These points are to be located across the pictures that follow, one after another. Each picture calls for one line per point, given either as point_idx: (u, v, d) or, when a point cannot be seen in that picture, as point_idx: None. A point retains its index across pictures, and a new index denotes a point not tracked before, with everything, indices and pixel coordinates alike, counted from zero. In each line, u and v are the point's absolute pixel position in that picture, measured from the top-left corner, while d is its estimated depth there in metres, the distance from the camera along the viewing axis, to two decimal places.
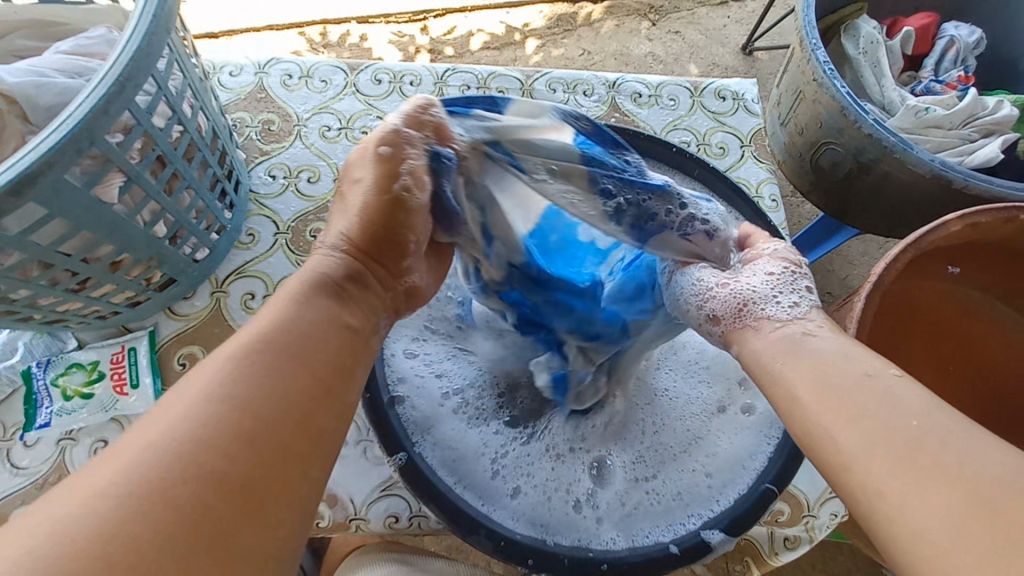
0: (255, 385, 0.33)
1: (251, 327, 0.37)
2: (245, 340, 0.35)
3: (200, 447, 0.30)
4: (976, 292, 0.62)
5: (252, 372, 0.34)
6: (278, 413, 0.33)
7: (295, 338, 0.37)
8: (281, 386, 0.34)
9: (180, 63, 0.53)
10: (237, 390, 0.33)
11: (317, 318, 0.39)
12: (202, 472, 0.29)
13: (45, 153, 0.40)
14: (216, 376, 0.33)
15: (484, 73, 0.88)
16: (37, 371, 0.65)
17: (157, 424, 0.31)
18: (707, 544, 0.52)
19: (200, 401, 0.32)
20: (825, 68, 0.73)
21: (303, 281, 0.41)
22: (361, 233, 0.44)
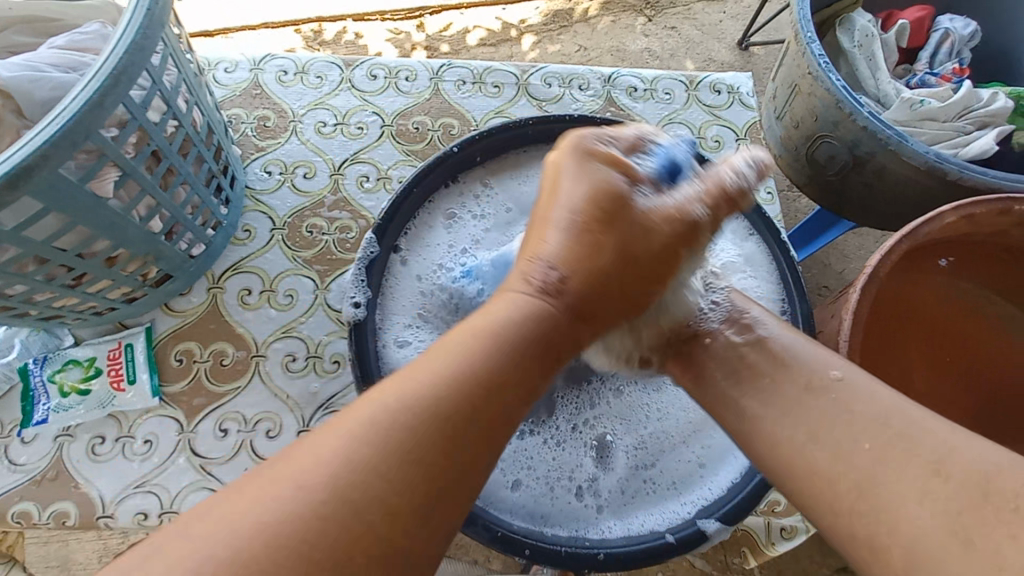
0: (421, 441, 0.32)
1: (434, 364, 0.35)
2: (420, 382, 0.34)
3: (347, 496, 0.29)
4: (969, 284, 0.63)
5: (435, 443, 0.32)
6: (425, 486, 0.31)
7: (472, 395, 0.34)
8: (439, 448, 0.32)
9: (175, 57, 0.53)
10: (411, 446, 0.31)
11: (491, 371, 0.35)
12: (344, 518, 0.29)
13: (41, 147, 0.40)
14: (406, 431, 0.32)
15: (480, 68, 0.88)
16: (34, 367, 0.65)
17: (337, 442, 0.31)
18: (702, 534, 0.52)
19: (388, 457, 0.31)
20: (821, 62, 0.73)
21: (503, 327, 0.37)
22: (579, 280, 0.40)
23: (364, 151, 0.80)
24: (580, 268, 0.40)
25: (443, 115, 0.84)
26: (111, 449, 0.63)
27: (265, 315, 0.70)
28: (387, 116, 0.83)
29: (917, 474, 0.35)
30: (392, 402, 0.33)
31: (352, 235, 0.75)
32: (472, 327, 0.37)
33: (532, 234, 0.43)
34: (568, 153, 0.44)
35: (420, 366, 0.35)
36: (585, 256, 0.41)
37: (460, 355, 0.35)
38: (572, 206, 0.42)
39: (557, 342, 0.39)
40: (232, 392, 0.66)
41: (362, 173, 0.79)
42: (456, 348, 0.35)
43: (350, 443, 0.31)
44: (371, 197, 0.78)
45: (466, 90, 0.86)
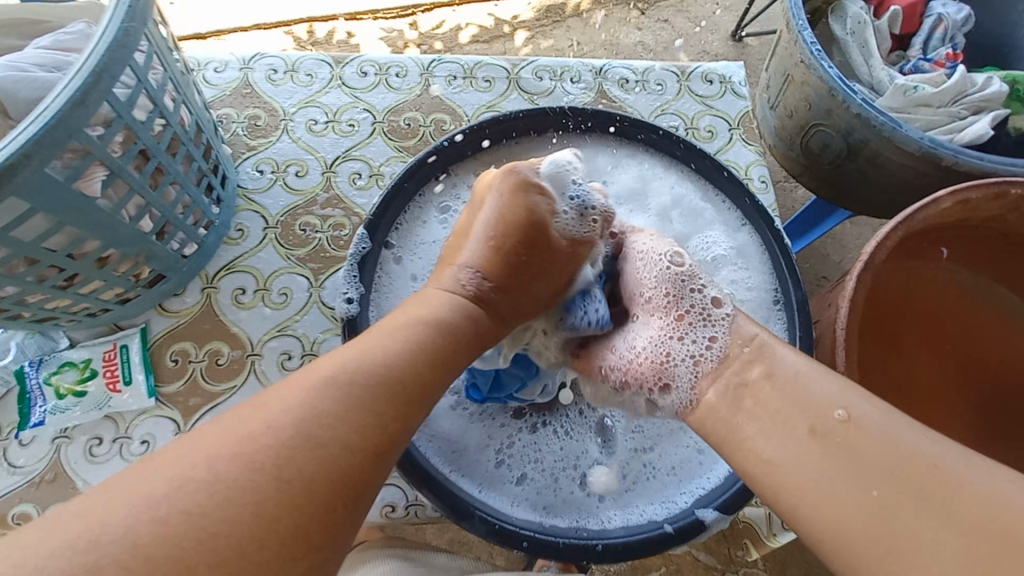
0: (349, 402, 0.33)
1: (363, 343, 0.38)
2: (357, 356, 0.36)
3: (278, 447, 0.30)
4: (966, 272, 0.63)
5: (363, 401, 0.34)
6: (359, 442, 0.33)
7: (395, 366, 0.37)
8: (371, 408, 0.34)
9: (161, 56, 0.53)
10: (337, 404, 0.33)
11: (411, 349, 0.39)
12: (276, 466, 0.30)
13: (24, 145, 0.40)
14: (336, 392, 0.34)
15: (471, 63, 0.88)
16: (29, 370, 0.65)
17: (284, 397, 0.33)
18: (701, 524, 0.52)
19: (317, 406, 0.33)
20: (813, 50, 0.73)
21: (434, 317, 0.43)
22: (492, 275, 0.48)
23: (356, 148, 0.80)
24: (496, 268, 0.49)
25: (435, 111, 0.84)
26: (108, 450, 0.63)
27: (260, 314, 0.70)
28: (379, 113, 0.83)
29: (909, 464, 0.35)
30: (328, 371, 0.35)
31: (345, 232, 0.75)
32: (392, 320, 0.41)
33: (453, 245, 0.51)
34: (498, 182, 0.52)
35: (350, 345, 0.38)
36: (498, 263, 0.49)
37: (391, 338, 0.39)
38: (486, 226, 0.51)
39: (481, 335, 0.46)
40: (228, 391, 0.66)
41: (355, 170, 0.79)
42: (399, 330, 0.40)
43: (300, 398, 0.32)
44: (363, 194, 0.77)
45: (457, 85, 0.86)
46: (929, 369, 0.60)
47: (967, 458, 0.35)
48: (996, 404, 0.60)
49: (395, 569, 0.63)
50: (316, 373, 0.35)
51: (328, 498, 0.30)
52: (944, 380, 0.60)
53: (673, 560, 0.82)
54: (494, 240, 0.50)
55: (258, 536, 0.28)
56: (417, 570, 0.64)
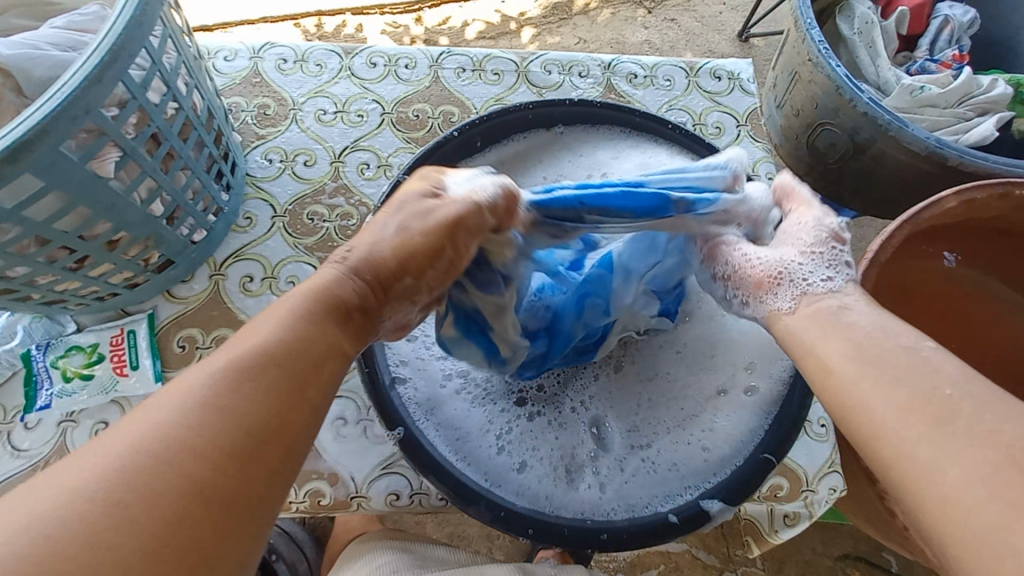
0: (225, 394, 0.32)
1: (236, 341, 0.36)
2: (227, 353, 0.35)
3: (150, 451, 0.29)
4: (977, 275, 0.63)
5: (236, 388, 0.33)
6: (240, 432, 0.32)
7: (274, 357, 0.35)
8: (247, 399, 0.33)
9: (175, 40, 0.54)
10: (215, 397, 0.32)
11: (296, 341, 0.36)
12: (146, 474, 0.29)
13: (41, 121, 0.41)
14: (197, 388, 0.32)
15: (479, 55, 0.88)
16: (37, 353, 0.65)
17: (150, 412, 0.31)
18: (705, 513, 0.53)
19: (182, 411, 0.31)
20: (820, 48, 0.73)
21: (310, 297, 0.39)
22: (383, 260, 0.43)
23: (364, 139, 0.80)
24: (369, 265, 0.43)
25: (443, 102, 0.84)
26: None
27: (267, 302, 0.70)
28: (387, 104, 0.83)
29: None
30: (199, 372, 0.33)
31: (352, 222, 0.75)
32: (273, 316, 0.38)
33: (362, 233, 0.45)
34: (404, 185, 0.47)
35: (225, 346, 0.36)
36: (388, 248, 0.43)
37: (268, 331, 0.36)
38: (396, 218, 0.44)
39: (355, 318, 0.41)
40: None
41: (363, 160, 0.79)
42: (265, 316, 0.37)
43: (159, 414, 0.31)
44: (371, 184, 0.78)
45: (466, 78, 0.86)
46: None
47: None
48: None
49: (399, 559, 0.63)
50: (173, 391, 0.32)
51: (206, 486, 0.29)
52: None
53: (671, 558, 0.83)
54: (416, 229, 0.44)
55: (148, 538, 0.27)
56: (421, 560, 0.64)
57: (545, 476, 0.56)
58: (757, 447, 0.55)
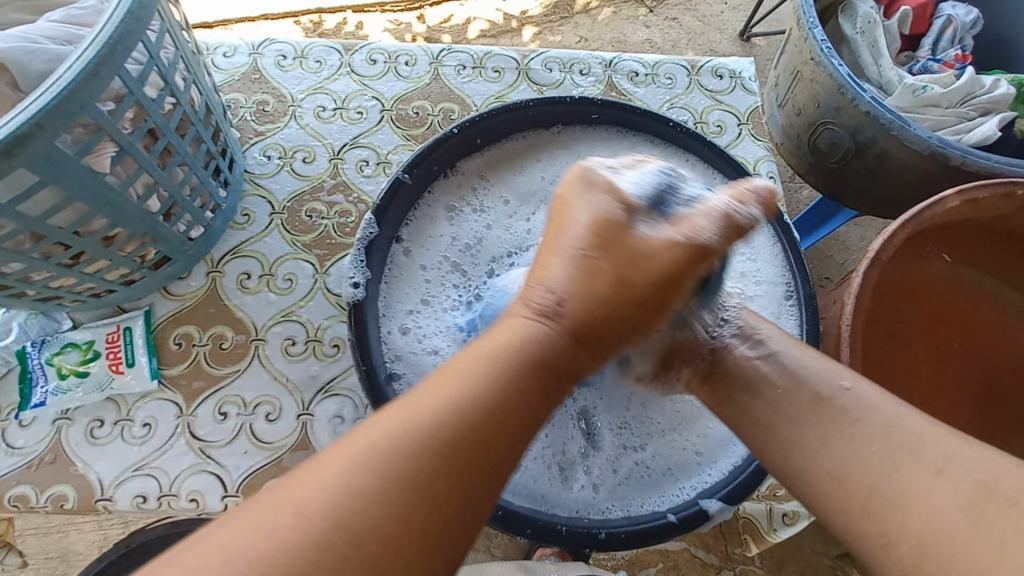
0: (404, 470, 0.29)
1: (420, 399, 0.32)
2: (401, 417, 0.31)
3: (342, 528, 0.27)
4: (979, 276, 0.62)
5: (427, 469, 0.30)
6: (425, 515, 0.29)
7: (454, 431, 0.31)
8: (431, 479, 0.30)
9: (173, 34, 0.53)
10: (405, 471, 0.29)
11: (477, 409, 0.32)
12: (328, 557, 0.26)
13: (35, 115, 0.40)
14: (390, 456, 0.29)
15: (480, 53, 0.87)
16: (33, 350, 0.64)
17: (336, 469, 0.29)
18: (704, 514, 0.52)
19: (375, 482, 0.29)
20: (824, 47, 0.72)
21: (524, 353, 0.35)
22: (575, 302, 0.37)
23: (363, 136, 0.80)
24: (594, 299, 0.37)
25: (443, 100, 0.83)
26: (110, 433, 0.63)
27: (265, 299, 0.69)
28: (387, 101, 0.82)
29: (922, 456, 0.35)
30: (373, 434, 0.30)
31: (351, 219, 0.75)
32: (447, 375, 0.34)
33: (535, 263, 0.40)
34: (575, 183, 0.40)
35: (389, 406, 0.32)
36: (606, 286, 0.37)
37: (444, 399, 0.32)
38: (572, 237, 0.38)
39: (558, 373, 0.36)
40: (232, 375, 0.66)
41: (362, 157, 0.78)
42: (458, 376, 0.33)
43: (349, 478, 0.29)
44: (370, 182, 0.77)
45: (466, 75, 0.86)
46: (933, 368, 0.60)
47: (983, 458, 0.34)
48: (1000, 408, 0.59)
49: None
50: (363, 444, 0.30)
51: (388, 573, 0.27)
52: (948, 380, 0.59)
53: (670, 556, 0.82)
54: (591, 256, 0.38)
55: None
56: None
57: (540, 475, 0.55)
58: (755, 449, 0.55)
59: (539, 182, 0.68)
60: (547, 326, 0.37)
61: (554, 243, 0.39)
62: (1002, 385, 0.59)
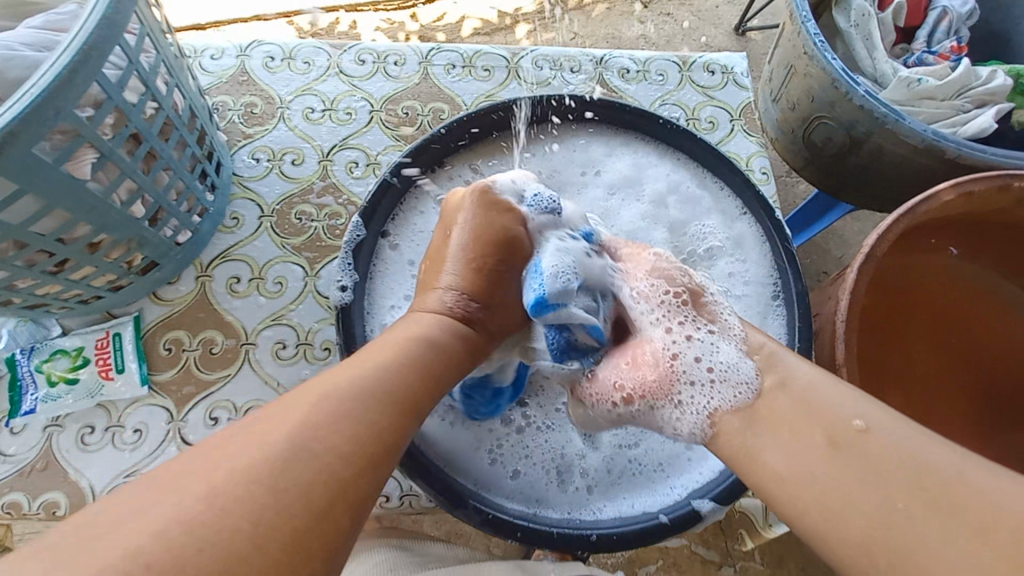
0: (350, 414, 0.34)
1: (356, 361, 0.39)
2: (338, 381, 0.36)
3: (286, 481, 0.30)
4: (975, 270, 0.62)
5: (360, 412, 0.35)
6: (371, 448, 0.34)
7: (387, 384, 0.37)
8: (374, 421, 0.35)
9: (154, 38, 0.53)
10: (336, 416, 0.34)
11: (402, 369, 0.39)
12: (261, 490, 0.29)
13: (9, 123, 0.39)
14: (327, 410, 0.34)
15: (469, 51, 0.87)
16: (22, 358, 0.64)
17: (274, 425, 0.32)
18: (697, 514, 0.52)
19: (310, 428, 0.32)
20: (816, 41, 0.72)
21: (437, 322, 0.45)
22: (479, 287, 0.49)
23: (353, 137, 0.79)
24: (478, 287, 0.49)
25: (433, 99, 0.83)
26: (100, 439, 0.62)
27: (255, 303, 0.69)
28: (376, 102, 0.82)
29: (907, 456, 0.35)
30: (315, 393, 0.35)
31: (341, 221, 0.74)
32: (376, 349, 0.40)
33: (431, 269, 0.51)
34: (468, 203, 0.53)
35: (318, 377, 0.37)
36: (479, 280, 0.49)
37: (376, 361, 0.39)
38: (460, 246, 0.50)
39: (473, 351, 0.47)
40: (222, 380, 0.66)
41: (352, 159, 0.78)
42: (385, 346, 0.41)
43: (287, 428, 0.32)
44: (360, 183, 0.77)
45: (456, 74, 0.85)
46: (928, 363, 0.59)
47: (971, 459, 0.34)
48: (996, 401, 0.59)
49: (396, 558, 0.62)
50: (306, 400, 0.34)
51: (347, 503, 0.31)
52: (943, 375, 0.59)
53: (669, 553, 0.82)
54: (477, 262, 0.50)
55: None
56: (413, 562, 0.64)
57: (534, 479, 0.55)
58: None
59: (531, 176, 0.67)
60: (453, 311, 0.47)
61: (442, 252, 0.51)
62: (999, 380, 0.59)
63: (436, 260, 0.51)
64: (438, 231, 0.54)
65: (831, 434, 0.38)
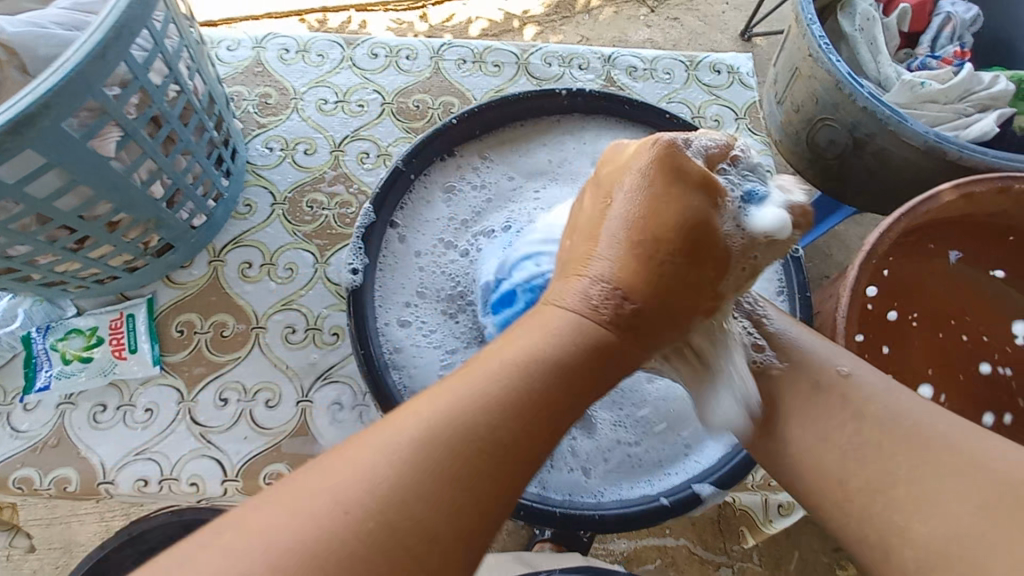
0: (412, 490, 0.29)
1: (409, 416, 0.31)
2: (477, 390, 0.33)
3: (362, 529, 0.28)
4: (989, 277, 0.62)
5: (420, 474, 0.29)
6: (441, 522, 0.29)
7: (440, 458, 0.30)
8: (468, 492, 0.30)
9: (177, 23, 0.54)
10: (383, 485, 0.29)
11: (580, 342, 0.36)
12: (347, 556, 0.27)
13: (43, 96, 0.41)
14: (372, 472, 0.29)
15: (480, 47, 0.88)
16: (37, 336, 0.65)
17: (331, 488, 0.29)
18: (697, 497, 0.53)
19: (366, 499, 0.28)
20: (821, 43, 0.73)
21: (552, 363, 0.34)
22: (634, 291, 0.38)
23: (364, 128, 0.81)
24: (639, 286, 0.38)
25: (444, 93, 0.84)
26: (112, 417, 0.64)
27: (266, 288, 0.70)
28: (388, 94, 0.83)
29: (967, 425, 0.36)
30: (363, 467, 0.29)
31: (352, 210, 0.76)
32: (496, 356, 0.34)
33: (579, 244, 0.41)
34: (647, 155, 0.40)
35: (403, 416, 0.32)
36: (643, 274, 0.38)
37: (485, 384, 0.33)
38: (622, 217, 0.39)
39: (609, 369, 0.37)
40: (233, 361, 0.67)
41: (362, 150, 0.79)
42: (467, 386, 0.33)
43: (354, 491, 0.28)
44: (371, 173, 0.78)
45: (466, 69, 0.87)
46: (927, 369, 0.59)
47: (990, 448, 0.35)
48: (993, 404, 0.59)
49: None
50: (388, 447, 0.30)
51: (469, 535, 0.29)
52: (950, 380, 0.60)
53: (668, 552, 0.82)
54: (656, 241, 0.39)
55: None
56: None
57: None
58: None
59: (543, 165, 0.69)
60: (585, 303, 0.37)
61: (597, 223, 0.40)
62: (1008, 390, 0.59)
63: (581, 233, 0.41)
64: (589, 196, 0.42)
65: (818, 382, 0.43)
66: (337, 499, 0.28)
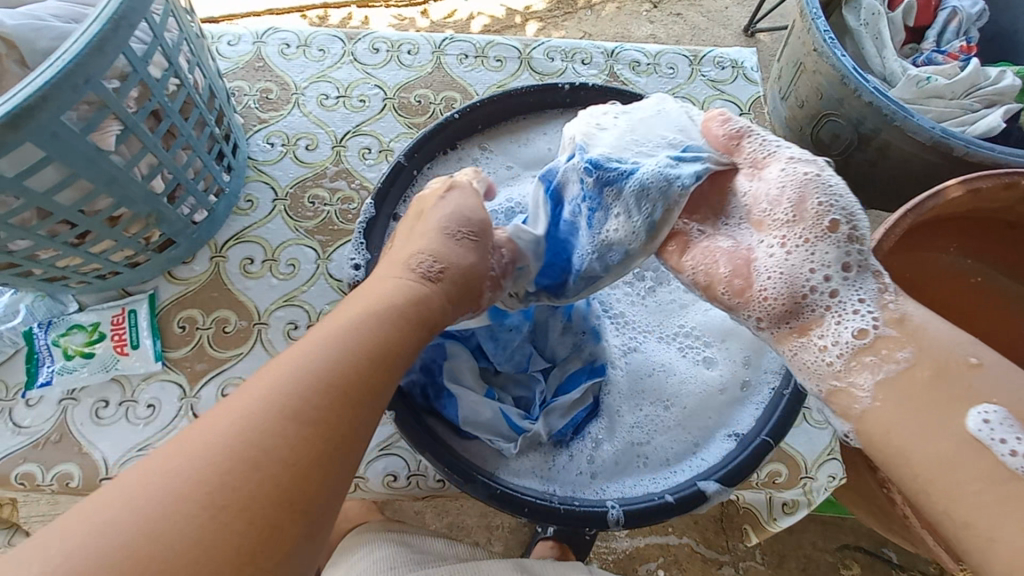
0: (266, 432, 0.32)
1: (279, 363, 0.35)
2: (328, 339, 0.37)
3: (218, 465, 0.30)
4: (991, 270, 0.61)
5: (272, 413, 0.33)
6: (293, 457, 0.32)
7: (290, 392, 0.34)
8: (319, 419, 0.33)
9: (177, 17, 0.54)
10: (240, 427, 0.32)
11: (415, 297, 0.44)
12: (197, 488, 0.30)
13: (42, 88, 0.41)
14: (235, 417, 0.32)
15: (482, 42, 0.88)
16: (39, 331, 0.65)
17: (202, 437, 0.31)
18: (702, 494, 0.52)
19: (224, 439, 0.31)
20: (826, 38, 0.72)
21: (387, 312, 0.41)
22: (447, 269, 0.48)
23: (367, 124, 0.80)
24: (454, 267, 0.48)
25: (446, 88, 0.84)
26: (114, 413, 0.63)
27: (267, 283, 0.70)
28: (390, 90, 0.83)
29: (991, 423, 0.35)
30: (231, 418, 0.32)
31: (354, 206, 0.75)
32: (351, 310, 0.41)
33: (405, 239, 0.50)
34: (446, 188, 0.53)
35: (272, 365, 0.35)
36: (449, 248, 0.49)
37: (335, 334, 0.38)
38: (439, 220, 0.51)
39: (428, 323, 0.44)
40: (235, 358, 0.67)
41: (364, 145, 0.79)
42: (324, 336, 0.37)
43: (213, 437, 0.31)
44: (373, 169, 0.78)
45: (468, 64, 0.86)
46: None
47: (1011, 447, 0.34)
48: None
49: (398, 554, 0.61)
50: (255, 398, 0.33)
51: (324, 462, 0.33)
52: None
53: (670, 551, 0.82)
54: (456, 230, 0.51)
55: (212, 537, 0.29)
56: (416, 554, 0.63)
57: (558, 409, 0.58)
58: (755, 432, 0.55)
59: (540, 163, 0.68)
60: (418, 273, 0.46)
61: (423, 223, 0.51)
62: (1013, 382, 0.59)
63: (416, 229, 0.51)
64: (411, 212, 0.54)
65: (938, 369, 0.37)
66: (219, 440, 0.31)
